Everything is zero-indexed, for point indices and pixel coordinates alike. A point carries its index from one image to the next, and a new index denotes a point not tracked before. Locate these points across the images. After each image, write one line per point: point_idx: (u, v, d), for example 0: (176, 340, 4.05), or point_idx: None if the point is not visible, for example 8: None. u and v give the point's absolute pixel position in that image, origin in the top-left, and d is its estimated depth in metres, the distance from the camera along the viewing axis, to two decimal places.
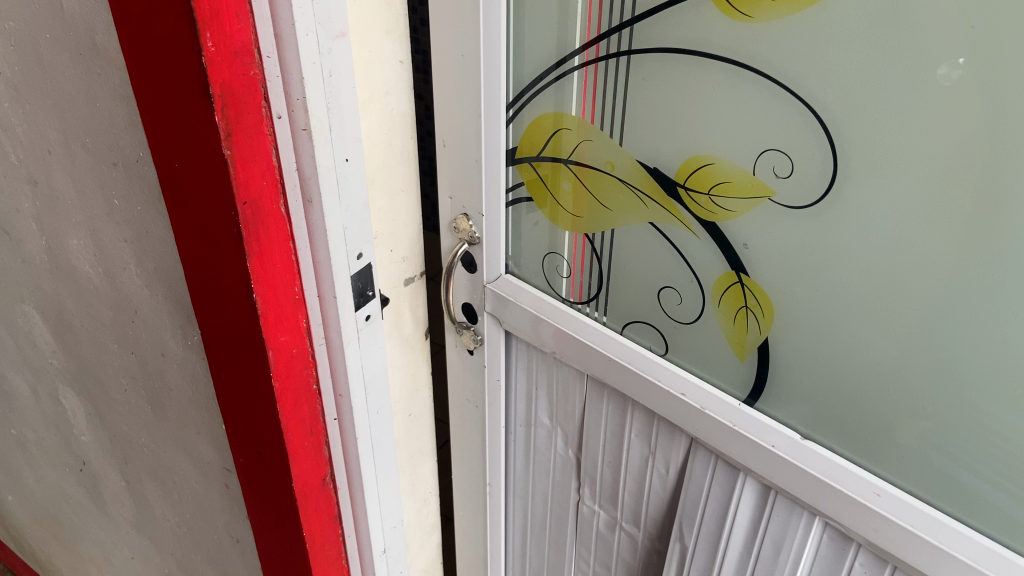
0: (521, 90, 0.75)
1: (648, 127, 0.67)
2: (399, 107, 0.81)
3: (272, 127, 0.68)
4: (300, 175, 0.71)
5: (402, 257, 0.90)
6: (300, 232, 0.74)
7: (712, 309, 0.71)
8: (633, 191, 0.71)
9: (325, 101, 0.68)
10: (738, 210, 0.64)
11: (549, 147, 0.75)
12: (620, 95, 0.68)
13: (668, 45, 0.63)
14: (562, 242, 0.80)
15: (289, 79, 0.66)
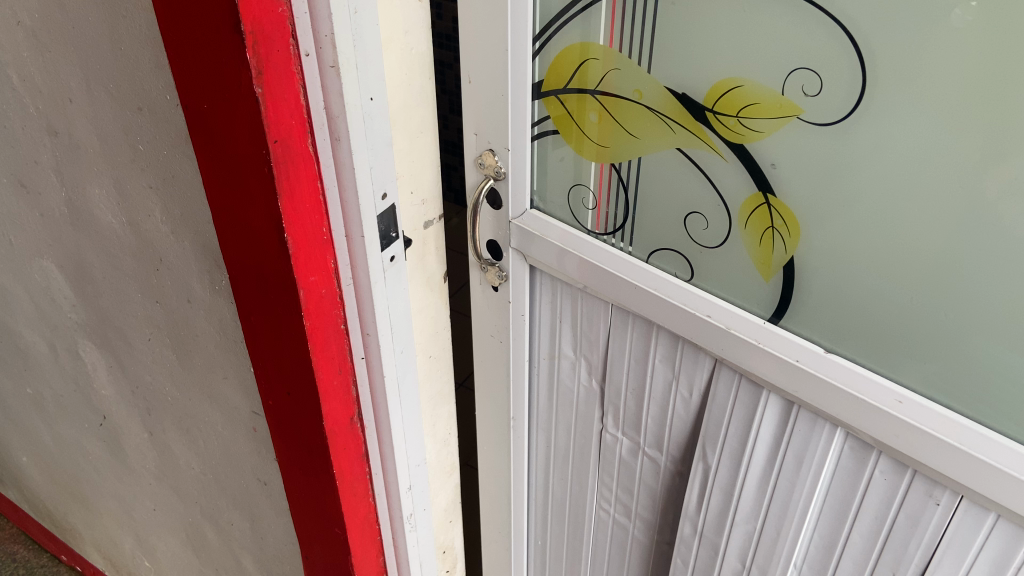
0: (544, 23, 0.75)
1: (668, 53, 0.67)
2: (417, 47, 0.81)
3: (300, 65, 0.69)
4: (328, 115, 0.72)
5: (423, 200, 0.91)
6: (328, 172, 0.75)
7: (738, 232, 0.70)
8: (661, 118, 0.71)
9: (352, 37, 0.69)
10: (766, 130, 0.64)
11: (576, 79, 0.75)
12: (649, 21, 0.67)
13: None
14: (587, 174, 0.81)
15: (316, 15, 0.66)
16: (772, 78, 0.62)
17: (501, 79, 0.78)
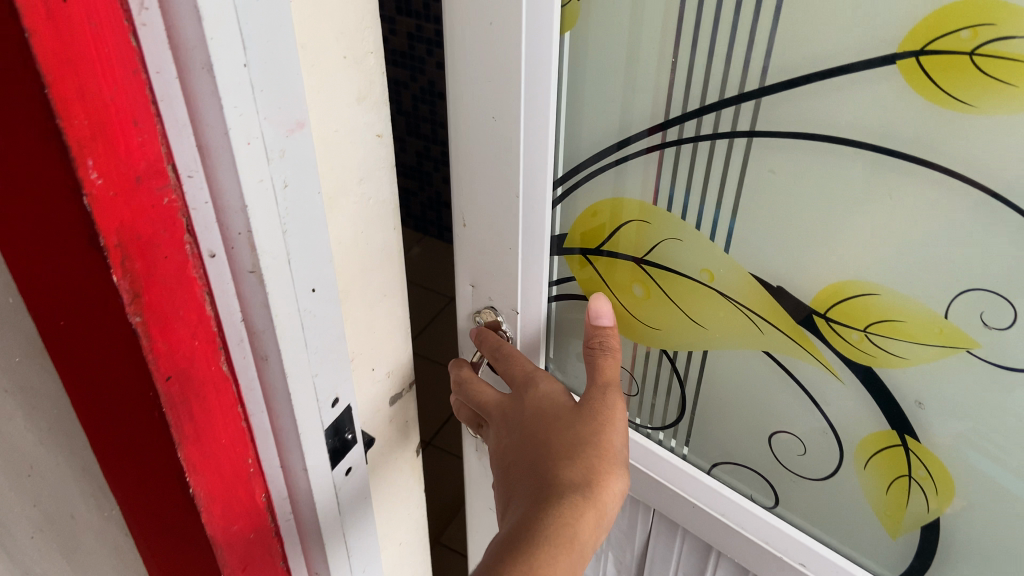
0: (574, 161, 0.52)
1: (758, 230, 0.46)
2: (378, 199, 0.55)
3: (202, 269, 0.41)
4: (236, 335, 0.45)
5: (383, 371, 0.65)
6: (252, 396, 0.48)
7: (856, 471, 0.51)
8: (741, 310, 0.50)
9: (280, 228, 0.41)
10: (911, 357, 0.44)
11: (586, 233, 0.54)
12: (727, 190, 0.46)
13: (801, 130, 0.41)
14: (628, 356, 0.59)
15: (223, 206, 0.39)
16: (928, 293, 0.41)
17: (510, 238, 0.54)
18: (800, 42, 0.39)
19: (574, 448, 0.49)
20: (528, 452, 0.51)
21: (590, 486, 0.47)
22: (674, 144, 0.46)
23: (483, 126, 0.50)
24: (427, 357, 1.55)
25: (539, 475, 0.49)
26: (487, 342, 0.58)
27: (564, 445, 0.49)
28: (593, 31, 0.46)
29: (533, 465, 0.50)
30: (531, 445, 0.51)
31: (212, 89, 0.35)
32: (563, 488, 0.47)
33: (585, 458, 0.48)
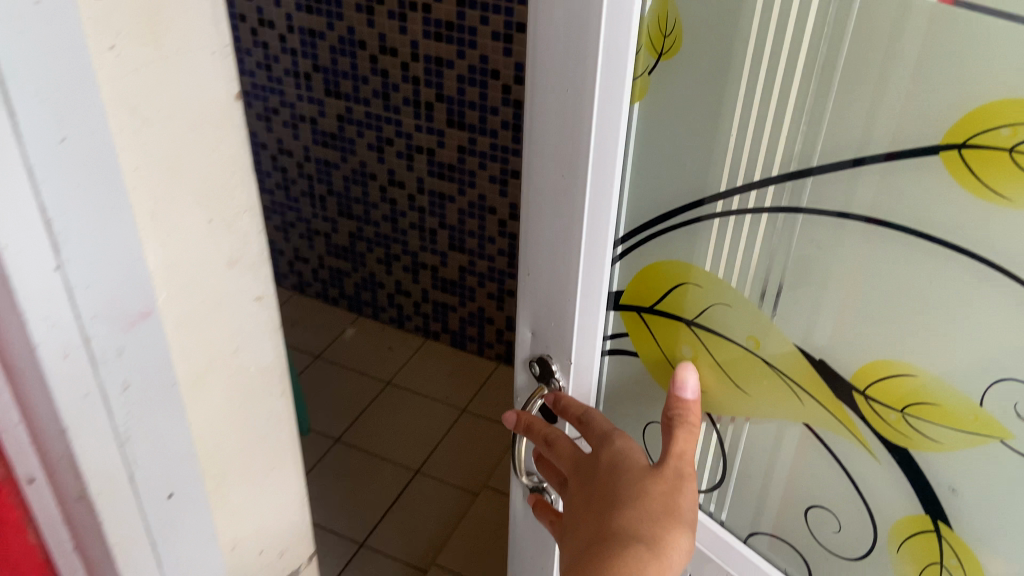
0: (636, 224, 0.53)
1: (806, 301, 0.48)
2: (256, 364, 0.54)
3: (25, 491, 0.45)
4: (66, 512, 0.46)
5: (281, 548, 0.63)
6: None
7: (889, 553, 0.50)
8: (784, 379, 0.51)
9: (115, 444, 0.44)
10: (945, 441, 0.44)
11: (638, 289, 0.55)
12: (777, 261, 0.48)
13: (848, 210, 0.43)
14: None
15: (39, 437, 0.43)
16: (963, 378, 0.42)
17: (567, 293, 0.55)
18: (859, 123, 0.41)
19: (643, 499, 0.50)
20: (598, 499, 0.52)
21: (654, 542, 0.49)
22: (728, 212, 0.48)
23: (549, 179, 0.51)
24: (362, 448, 1.58)
25: (605, 524, 0.50)
26: (535, 431, 0.59)
27: (632, 496, 0.50)
28: (663, 100, 0.48)
29: (601, 513, 0.51)
30: (601, 493, 0.52)
31: (21, 341, 0.39)
32: (626, 541, 0.48)
33: (653, 513, 0.49)
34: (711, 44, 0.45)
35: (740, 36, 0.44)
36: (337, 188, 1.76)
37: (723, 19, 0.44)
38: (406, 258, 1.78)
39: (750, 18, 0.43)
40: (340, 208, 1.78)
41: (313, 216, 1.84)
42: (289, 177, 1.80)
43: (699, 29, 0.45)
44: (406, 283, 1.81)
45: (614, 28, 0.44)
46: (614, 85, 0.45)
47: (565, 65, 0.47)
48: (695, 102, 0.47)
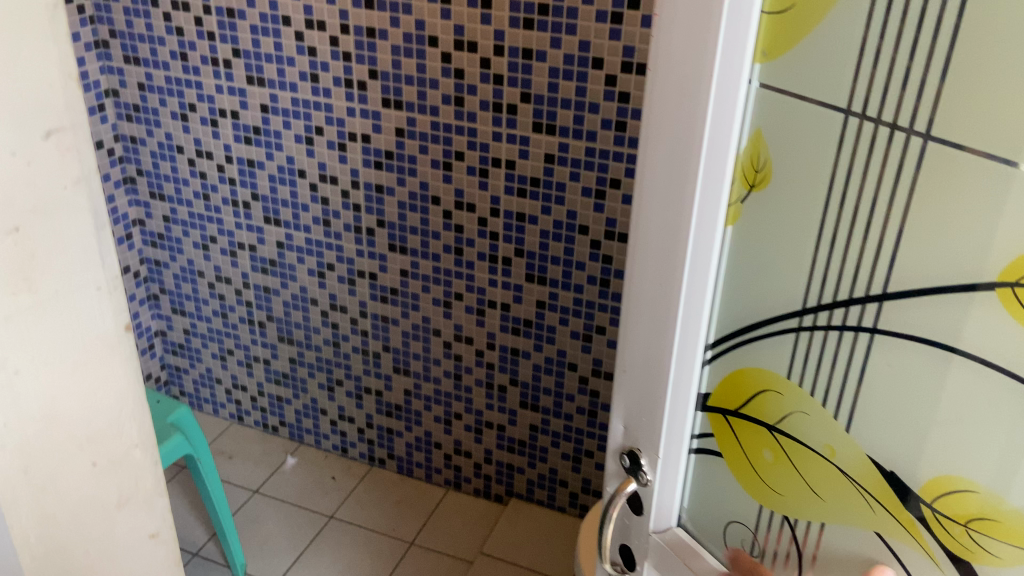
0: (738, 329, 0.58)
1: (867, 419, 0.53)
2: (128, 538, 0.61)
3: None
4: None
5: None
6: None
7: None
8: (857, 489, 0.55)
9: None
10: (1005, 556, 0.48)
11: (730, 394, 0.60)
12: (851, 377, 0.53)
13: (916, 335, 0.48)
14: (750, 516, 0.63)
15: None
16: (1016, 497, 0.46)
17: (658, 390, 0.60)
18: (917, 264, 0.47)
19: None
20: None
21: None
22: (812, 325, 0.54)
23: (648, 286, 0.57)
24: None
25: None
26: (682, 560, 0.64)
27: None
28: (757, 222, 0.54)
29: None
30: None
31: None
32: None
33: None
34: (799, 178, 0.51)
35: (824, 175, 0.50)
36: (277, 313, 1.78)
37: (811, 158, 0.50)
38: (349, 380, 1.78)
39: (832, 162, 0.49)
40: (278, 333, 1.80)
41: (250, 342, 1.85)
42: (226, 304, 1.83)
43: (788, 165, 0.51)
44: (348, 408, 1.82)
45: (710, 163, 0.50)
46: (710, 210, 0.52)
47: (667, 189, 0.53)
48: (787, 226, 0.53)
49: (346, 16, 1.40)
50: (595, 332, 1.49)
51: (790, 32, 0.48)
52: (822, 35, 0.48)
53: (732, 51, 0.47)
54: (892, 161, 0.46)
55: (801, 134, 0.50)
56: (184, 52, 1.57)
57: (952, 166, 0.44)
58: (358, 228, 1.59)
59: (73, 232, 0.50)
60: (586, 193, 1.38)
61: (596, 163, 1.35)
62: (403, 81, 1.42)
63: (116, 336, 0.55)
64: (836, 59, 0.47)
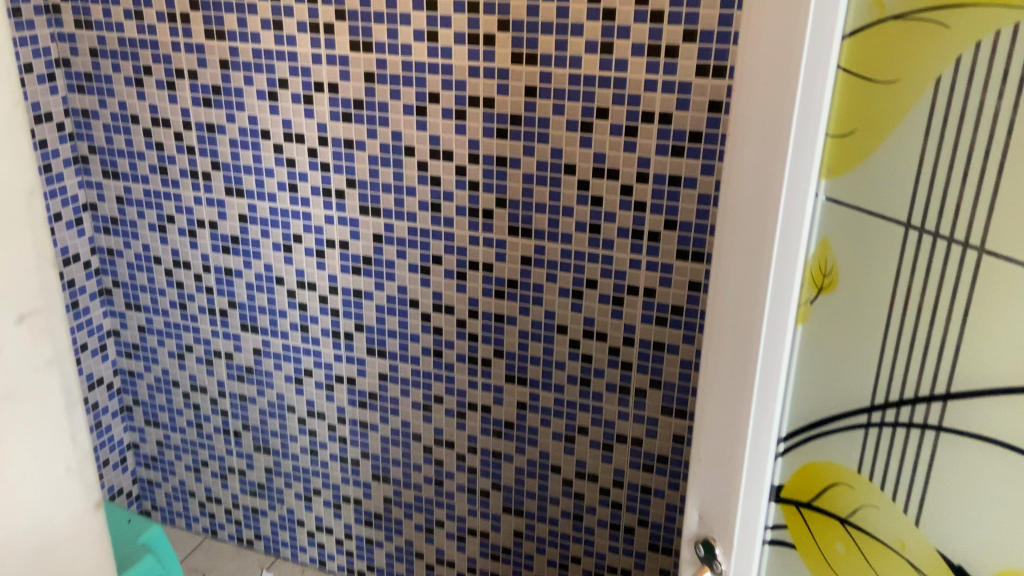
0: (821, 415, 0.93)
1: (942, 488, 0.88)
2: None
3: None
4: None
5: None
6: None
7: None
8: (915, 568, 0.92)
9: None
10: None
11: (808, 492, 0.97)
12: (924, 472, 0.89)
13: (986, 396, 0.82)
14: None
15: None
16: None
17: (740, 440, 0.93)
18: (985, 351, 0.81)
19: None
20: None
21: None
22: (881, 407, 0.90)
23: (734, 350, 0.90)
24: None
25: None
26: None
27: None
28: (823, 314, 0.90)
29: None
30: None
31: None
32: None
33: None
34: (858, 280, 0.87)
35: (890, 268, 0.85)
36: (367, 322, 2.21)
37: (873, 256, 0.86)
38: (451, 397, 2.19)
39: (896, 256, 0.84)
40: (367, 346, 2.23)
41: (334, 361, 2.30)
42: (306, 314, 2.28)
43: (846, 272, 0.87)
44: (447, 428, 2.24)
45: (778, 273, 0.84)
46: (783, 297, 0.85)
47: (743, 280, 0.87)
48: (853, 310, 0.88)
49: (477, 147, 1.91)
50: (623, 344, 1.96)
51: (858, 154, 0.83)
52: (882, 151, 0.82)
53: (797, 178, 0.81)
54: (958, 263, 0.81)
55: (861, 242, 0.86)
56: (282, 144, 2.10)
57: (1009, 275, 0.78)
58: (459, 271, 2.05)
59: (44, 403, 0.61)
60: (622, 235, 1.87)
61: (631, 213, 1.84)
62: (534, 211, 1.92)
63: (82, 511, 0.67)
64: (887, 181, 0.83)
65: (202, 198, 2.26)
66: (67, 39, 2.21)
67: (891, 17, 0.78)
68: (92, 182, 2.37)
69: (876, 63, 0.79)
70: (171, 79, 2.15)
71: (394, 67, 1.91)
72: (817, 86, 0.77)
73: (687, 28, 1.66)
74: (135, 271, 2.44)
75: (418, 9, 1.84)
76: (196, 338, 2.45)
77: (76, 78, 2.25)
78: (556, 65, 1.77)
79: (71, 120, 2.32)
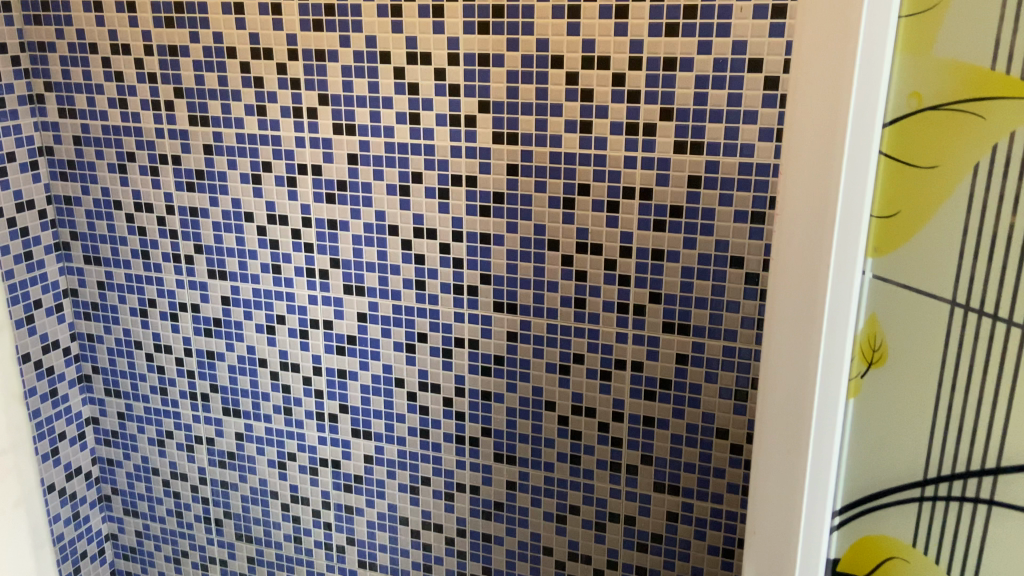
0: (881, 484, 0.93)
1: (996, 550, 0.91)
2: None
3: None
4: None
5: None
6: None
7: None
8: None
9: None
10: None
11: None
12: None
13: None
14: None
15: None
16: None
17: (797, 507, 0.90)
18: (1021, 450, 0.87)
19: None
20: None
21: None
22: (935, 479, 0.92)
23: (784, 418, 0.89)
24: None
25: None
26: None
27: None
28: (873, 391, 0.90)
29: None
30: None
31: None
32: None
33: None
34: (906, 350, 0.88)
35: (932, 357, 0.88)
36: (352, 402, 2.16)
37: (917, 342, 0.88)
38: (439, 478, 2.12)
39: (941, 341, 0.88)
40: (353, 427, 2.18)
41: (318, 445, 2.23)
42: (290, 396, 2.22)
43: (897, 349, 0.88)
44: (435, 511, 2.16)
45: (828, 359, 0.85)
46: (834, 378, 0.85)
47: (790, 376, 0.87)
48: (897, 389, 0.90)
49: (460, 226, 1.90)
50: (612, 421, 1.92)
51: (900, 235, 0.85)
52: (923, 236, 0.85)
53: (847, 255, 0.82)
54: (985, 332, 0.86)
55: (908, 325, 0.87)
56: (264, 226, 2.08)
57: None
58: (446, 348, 2.01)
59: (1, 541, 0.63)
60: (608, 308, 1.84)
61: (616, 287, 1.82)
62: (518, 286, 1.90)
63: None
64: (926, 266, 0.86)
65: (184, 281, 2.22)
66: (50, 127, 2.22)
67: (927, 108, 0.82)
68: (74, 267, 2.35)
69: (917, 151, 0.83)
70: (155, 164, 2.14)
71: (377, 148, 1.92)
72: (862, 155, 0.79)
73: (664, 106, 1.67)
74: (114, 356, 2.39)
75: (399, 92, 1.85)
76: (176, 425, 2.38)
77: (58, 165, 2.25)
78: (537, 144, 1.78)
79: (52, 206, 2.30)
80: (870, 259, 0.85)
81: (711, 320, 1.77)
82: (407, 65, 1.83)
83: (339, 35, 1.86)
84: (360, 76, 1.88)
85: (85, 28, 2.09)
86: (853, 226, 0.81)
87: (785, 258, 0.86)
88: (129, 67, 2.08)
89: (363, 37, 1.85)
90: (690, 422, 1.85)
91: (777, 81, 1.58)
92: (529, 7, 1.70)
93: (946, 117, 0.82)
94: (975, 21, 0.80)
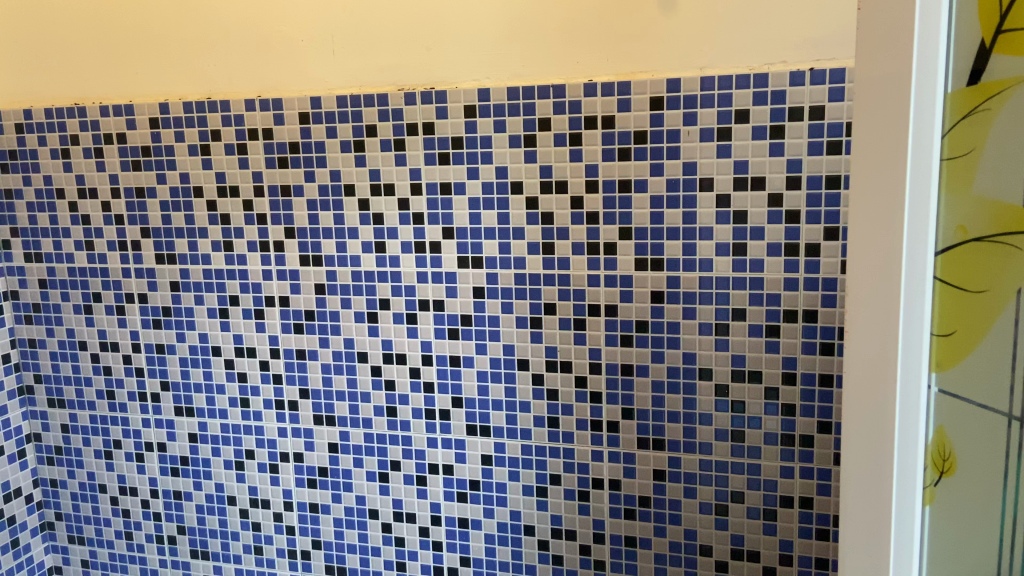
0: None
1: None
2: None
3: None
4: None
5: None
6: None
7: None
8: None
9: None
10: None
11: None
12: None
13: None
14: None
15: None
16: None
17: None
18: None
19: None
20: None
21: None
22: None
23: (866, 524, 0.87)
24: None
25: None
26: None
27: None
28: (949, 500, 0.86)
29: None
30: None
31: None
32: None
33: None
34: (978, 463, 0.85)
35: (997, 467, 0.83)
36: (325, 537, 2.10)
37: (985, 453, 0.84)
38: None
39: (1004, 450, 0.82)
40: (326, 564, 2.11)
41: None
42: (261, 534, 2.16)
43: (967, 458, 0.85)
44: None
45: (902, 467, 0.85)
46: (909, 481, 0.85)
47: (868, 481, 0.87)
48: (973, 501, 0.85)
49: (429, 349, 1.90)
50: (594, 542, 1.87)
51: (959, 353, 0.83)
52: (979, 352, 0.82)
53: (912, 365, 0.83)
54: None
55: (976, 434, 0.84)
56: (232, 359, 2.06)
57: None
58: (419, 476, 1.98)
59: None
60: (581, 426, 1.83)
61: (587, 405, 1.81)
62: (490, 409, 1.88)
63: None
64: (987, 379, 0.82)
65: (150, 420, 2.18)
66: (16, 272, 2.22)
67: (974, 239, 0.81)
68: (37, 412, 2.30)
69: (970, 275, 0.82)
70: (121, 303, 2.14)
71: (343, 277, 1.92)
72: (921, 257, 0.81)
73: (622, 226, 1.70)
74: (79, 502, 2.33)
75: (364, 224, 1.88)
76: (143, 571, 2.31)
77: (24, 308, 2.23)
78: (501, 266, 1.80)
79: (17, 350, 2.28)
80: (933, 374, 0.84)
81: (685, 435, 1.76)
82: (370, 196, 1.86)
83: (304, 171, 1.90)
84: (325, 210, 1.90)
85: (52, 174, 2.12)
86: (915, 336, 0.82)
87: (853, 369, 0.85)
88: (96, 210, 2.10)
89: (327, 172, 1.88)
90: (673, 540, 1.81)
91: (729, 198, 1.62)
92: (487, 138, 1.74)
93: (993, 247, 0.80)
94: (1006, 164, 0.79)
